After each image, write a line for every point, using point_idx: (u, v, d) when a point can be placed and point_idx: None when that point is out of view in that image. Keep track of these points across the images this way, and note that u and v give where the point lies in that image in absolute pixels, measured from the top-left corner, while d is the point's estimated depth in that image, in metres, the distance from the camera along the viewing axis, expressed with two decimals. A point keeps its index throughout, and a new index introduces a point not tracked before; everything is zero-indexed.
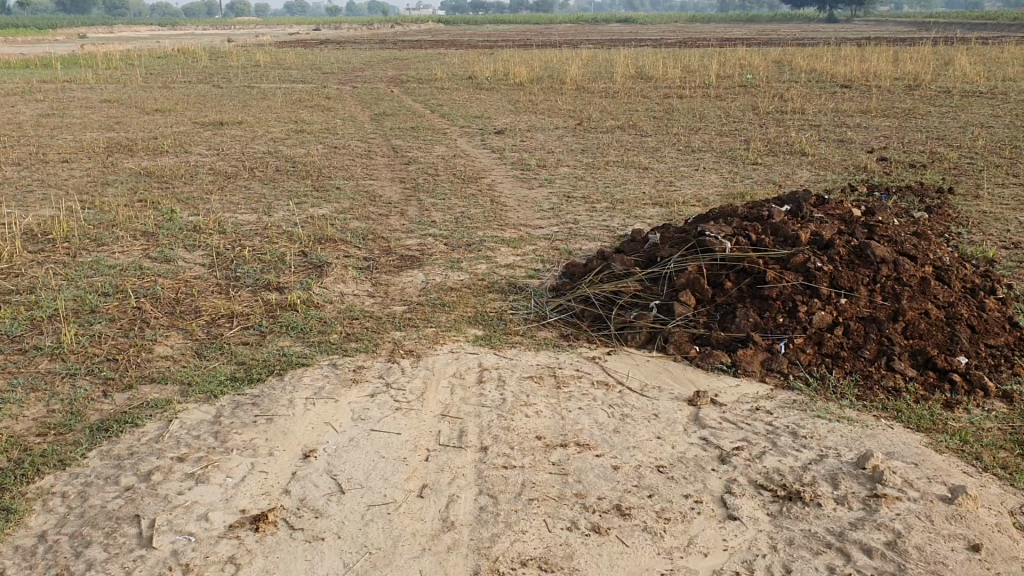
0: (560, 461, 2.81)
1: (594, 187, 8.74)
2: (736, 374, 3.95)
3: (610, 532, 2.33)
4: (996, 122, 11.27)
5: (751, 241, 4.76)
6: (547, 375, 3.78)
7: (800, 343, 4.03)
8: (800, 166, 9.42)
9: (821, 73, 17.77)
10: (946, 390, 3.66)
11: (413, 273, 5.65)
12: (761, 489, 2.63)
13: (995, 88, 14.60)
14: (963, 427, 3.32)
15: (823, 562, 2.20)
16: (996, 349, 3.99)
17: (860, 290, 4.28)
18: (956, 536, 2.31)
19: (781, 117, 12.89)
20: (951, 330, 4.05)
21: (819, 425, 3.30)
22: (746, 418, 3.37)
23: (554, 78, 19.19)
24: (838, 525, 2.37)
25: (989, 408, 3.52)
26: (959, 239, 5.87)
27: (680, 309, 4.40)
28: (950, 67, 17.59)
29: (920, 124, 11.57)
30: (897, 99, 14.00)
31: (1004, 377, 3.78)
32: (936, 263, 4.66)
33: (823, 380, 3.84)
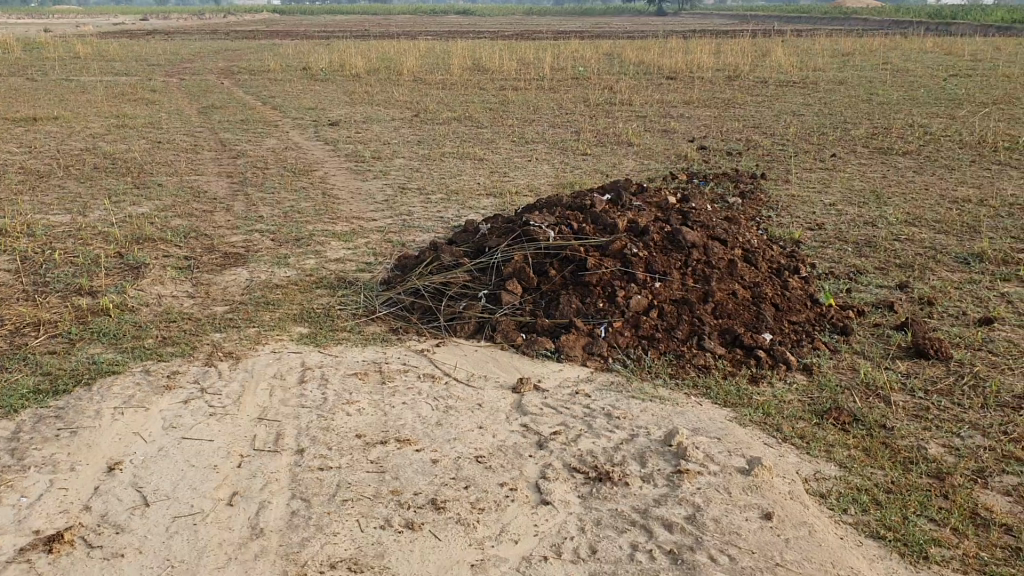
0: (378, 458, 2.78)
1: (428, 178, 8.74)
2: (559, 359, 4.03)
3: (422, 527, 2.33)
4: (806, 110, 11.97)
5: (572, 229, 4.87)
6: (371, 370, 3.74)
7: (619, 327, 4.16)
8: (626, 155, 9.72)
9: (647, 66, 18.39)
10: (752, 365, 3.87)
11: (237, 271, 5.49)
12: (573, 471, 2.70)
13: (806, 78, 15.52)
14: (766, 400, 3.51)
15: (628, 540, 2.29)
16: (798, 324, 4.24)
17: (673, 275, 4.46)
18: (751, 506, 2.46)
19: (610, 108, 13.27)
20: (757, 308, 4.27)
21: (633, 406, 3.41)
22: (566, 402, 3.45)
23: (390, 68, 19.05)
24: (643, 502, 2.48)
25: (790, 381, 3.74)
26: (769, 222, 6.20)
27: (507, 298, 4.44)
28: (765, 59, 18.55)
29: (738, 113, 12.15)
30: (717, 89, 14.66)
31: (805, 351, 4.02)
32: (744, 247, 4.91)
33: (639, 360, 3.98)
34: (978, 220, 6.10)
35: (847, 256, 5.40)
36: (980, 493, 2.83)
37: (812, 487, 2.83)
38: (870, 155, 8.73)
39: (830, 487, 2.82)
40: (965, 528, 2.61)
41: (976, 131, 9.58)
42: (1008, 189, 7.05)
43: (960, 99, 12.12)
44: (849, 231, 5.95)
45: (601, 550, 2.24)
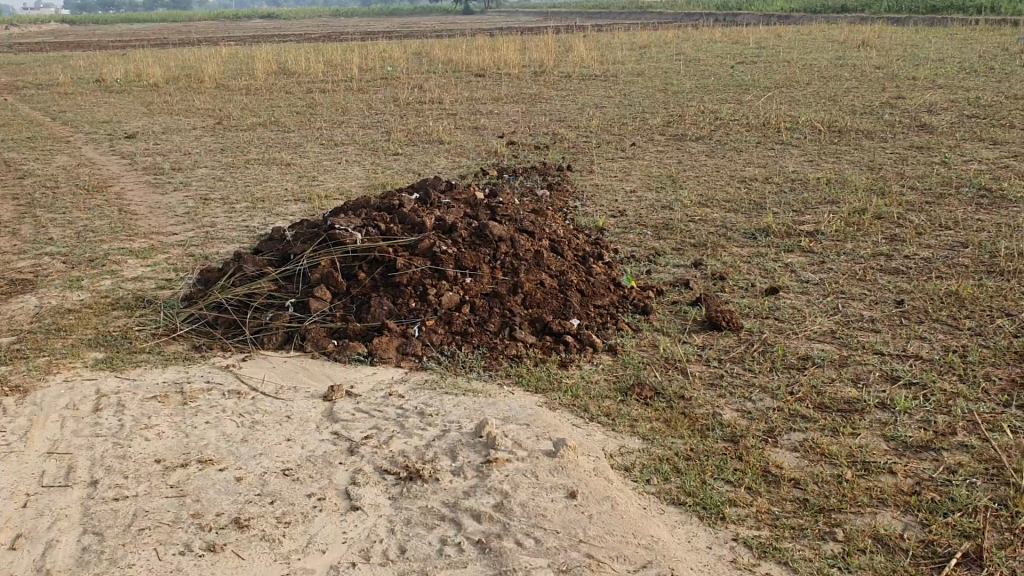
0: (179, 482, 2.67)
1: (233, 187, 8.45)
2: (372, 362, 3.99)
3: (224, 548, 2.26)
4: (607, 102, 12.39)
5: (380, 231, 4.83)
6: (173, 392, 3.57)
7: (431, 324, 4.16)
8: (436, 153, 9.75)
9: (456, 63, 18.51)
10: (562, 351, 3.97)
11: (25, 298, 5.12)
12: (384, 473, 2.68)
13: (607, 71, 16.06)
14: (575, 383, 3.61)
15: (437, 535, 2.33)
16: (604, 308, 4.39)
17: (482, 269, 4.50)
18: (557, 487, 2.57)
19: (420, 108, 13.26)
20: (564, 296, 4.38)
21: (446, 401, 3.43)
22: (378, 405, 3.42)
23: (191, 76, 18.30)
24: (452, 496, 2.52)
25: (598, 362, 3.86)
26: (575, 211, 6.39)
27: (316, 305, 4.35)
28: (569, 54, 19.06)
29: (544, 107, 12.43)
30: (524, 85, 14.94)
31: (610, 333, 4.17)
32: (550, 237, 5.02)
33: (453, 356, 4.00)
34: (764, 197, 6.50)
35: (647, 239, 5.64)
36: (770, 452, 3.01)
37: (617, 462, 2.93)
38: (667, 142, 9.13)
39: (634, 459, 2.94)
40: (757, 485, 2.78)
41: (761, 114, 10.20)
42: (791, 166, 7.55)
43: (747, 85, 12.86)
44: (649, 215, 6.21)
45: (409, 549, 2.28)
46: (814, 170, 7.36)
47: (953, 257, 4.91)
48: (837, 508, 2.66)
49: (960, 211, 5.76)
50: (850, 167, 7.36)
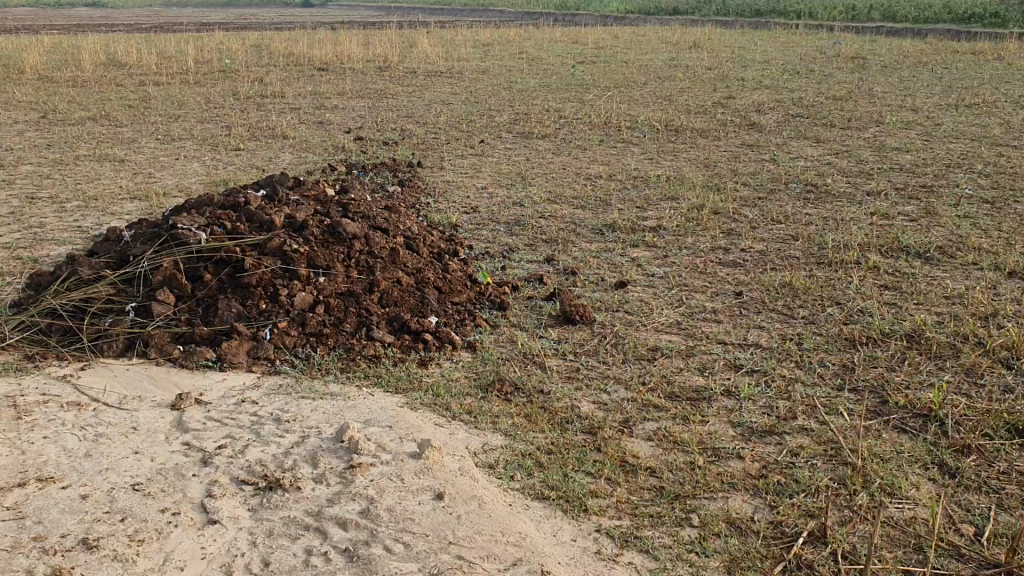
0: (17, 504, 2.48)
1: (61, 185, 7.95)
2: (222, 367, 3.84)
3: (72, 571, 2.13)
4: (454, 98, 12.41)
5: (226, 230, 4.64)
6: (4, 406, 3.32)
7: (284, 326, 4.04)
8: (281, 149, 9.49)
9: (298, 57, 18.06)
10: (420, 349, 3.95)
11: None
12: (242, 484, 2.59)
13: (452, 67, 16.08)
14: (435, 381, 3.60)
15: (302, 545, 2.28)
16: (461, 304, 4.39)
17: (336, 268, 4.41)
18: (423, 490, 2.56)
19: (262, 101, 12.88)
20: (421, 293, 4.36)
21: (303, 406, 3.34)
22: (230, 413, 3.30)
23: (7, 66, 17.08)
24: (315, 504, 2.47)
25: (457, 360, 3.87)
26: (427, 207, 6.36)
27: (159, 309, 4.13)
28: (413, 50, 18.96)
29: (390, 103, 12.32)
30: (369, 80, 14.75)
31: (468, 330, 4.18)
32: (404, 233, 4.98)
33: (308, 358, 3.90)
34: (610, 194, 6.67)
35: (500, 235, 5.68)
36: (627, 442, 3.09)
37: (480, 459, 2.94)
38: (513, 139, 9.23)
39: (498, 456, 2.96)
40: (617, 475, 2.85)
41: (603, 113, 10.47)
42: (633, 164, 7.78)
43: (588, 84, 13.17)
44: (500, 211, 6.25)
45: (274, 561, 2.21)
46: (655, 167, 7.61)
47: (786, 250, 5.18)
48: (692, 494, 2.76)
49: (790, 206, 6.08)
50: (688, 164, 7.65)
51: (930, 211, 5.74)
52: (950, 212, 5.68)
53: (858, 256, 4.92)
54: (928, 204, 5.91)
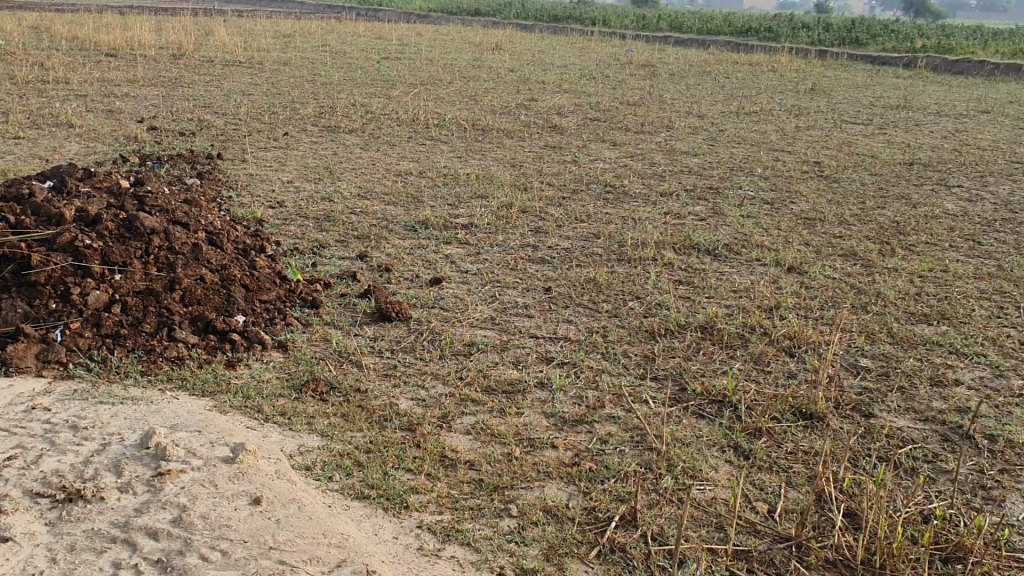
0: None
1: None
2: (7, 373, 3.53)
3: None
4: (255, 90, 12.01)
5: (8, 223, 4.27)
6: None
7: (77, 328, 3.76)
8: (67, 137, 8.86)
9: (81, 40, 16.90)
10: (227, 350, 3.81)
11: None
12: (37, 497, 2.41)
13: (252, 58, 15.55)
14: (245, 383, 3.48)
15: (109, 559, 2.16)
16: (270, 303, 4.25)
17: (134, 265, 4.16)
18: (238, 495, 2.48)
19: (42, 87, 11.95)
20: (227, 291, 4.18)
21: (102, 412, 3.14)
22: (19, 421, 3.05)
23: None
24: (122, 515, 2.33)
25: (267, 360, 3.76)
26: (230, 202, 6.13)
27: None
28: (209, 38, 18.19)
29: (186, 92, 11.76)
30: (162, 68, 14.02)
31: (278, 329, 4.07)
32: (207, 229, 4.78)
33: (105, 362, 3.67)
34: (419, 190, 6.67)
35: (308, 231, 5.56)
36: (445, 437, 3.10)
37: (296, 461, 2.87)
38: (320, 134, 9.05)
39: (315, 457, 2.90)
40: (436, 471, 2.85)
41: (409, 110, 10.45)
42: (440, 161, 7.82)
43: (393, 80, 13.12)
44: (308, 207, 6.11)
45: None
46: (463, 165, 7.68)
47: (589, 247, 5.36)
48: (511, 485, 2.81)
49: (593, 205, 6.30)
50: (495, 163, 7.77)
51: (718, 212, 6.10)
52: (736, 212, 6.06)
53: (655, 253, 5.17)
54: (715, 205, 6.29)
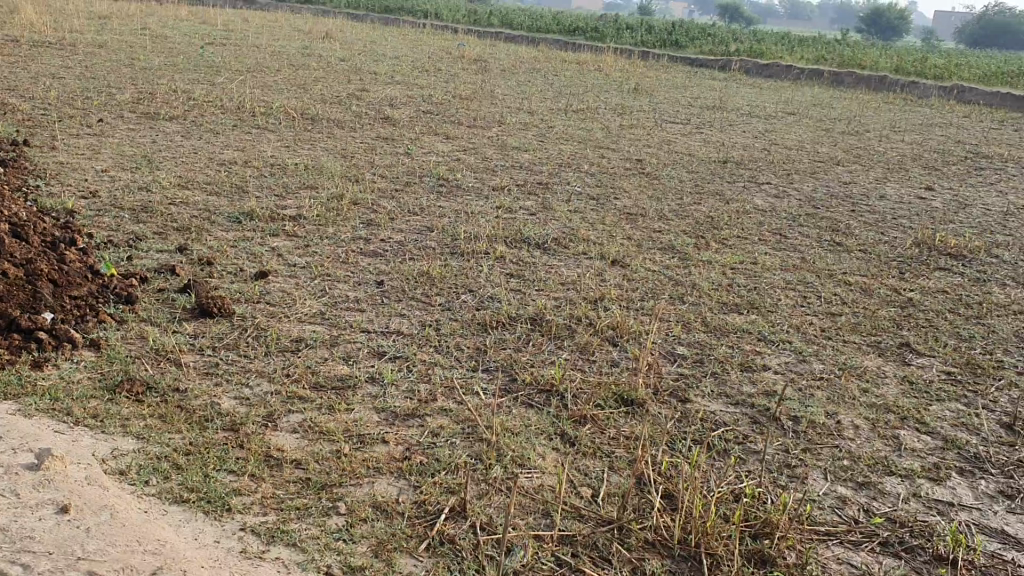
0: None
1: None
2: None
3: None
4: (65, 72, 11.25)
5: None
6: None
7: None
8: None
9: None
10: (33, 349, 3.54)
11: None
12: None
13: (62, 38, 14.56)
14: (53, 385, 3.25)
15: None
16: (80, 299, 3.97)
17: None
18: (43, 504, 2.34)
19: None
20: (32, 287, 3.87)
21: None
22: None
23: None
24: None
25: (78, 360, 3.53)
26: (36, 191, 5.72)
27: None
28: (13, 15, 16.91)
29: None
30: None
31: (90, 326, 3.83)
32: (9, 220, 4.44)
33: None
34: (245, 181, 6.44)
35: (124, 222, 5.27)
36: (271, 436, 3.00)
37: (109, 466, 2.71)
38: (137, 121, 8.57)
39: (130, 461, 2.76)
40: (261, 471, 2.76)
41: (235, 98, 10.07)
42: (268, 151, 7.58)
43: (218, 66, 12.61)
44: (124, 197, 5.78)
45: None
46: (291, 155, 7.47)
47: (420, 239, 5.32)
48: (339, 483, 2.73)
49: (424, 197, 6.26)
50: (325, 154, 7.60)
51: (547, 206, 6.21)
52: (563, 207, 6.18)
53: (486, 247, 5.18)
54: (544, 199, 6.40)
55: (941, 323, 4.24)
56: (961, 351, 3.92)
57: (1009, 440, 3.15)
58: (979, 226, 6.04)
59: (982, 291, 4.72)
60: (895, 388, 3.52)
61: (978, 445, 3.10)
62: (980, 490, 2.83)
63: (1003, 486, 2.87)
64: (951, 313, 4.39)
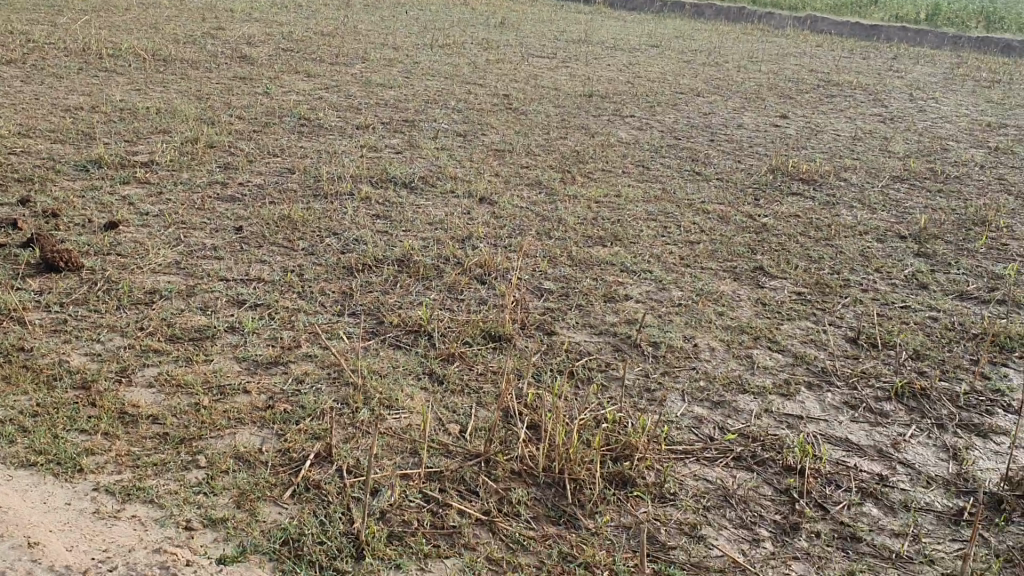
0: None
1: None
2: None
3: None
4: None
5: None
6: None
7: None
8: None
9: None
10: None
11: None
12: None
13: None
14: None
15: None
16: None
17: None
18: None
19: None
20: None
21: None
22: None
23: None
24: None
25: None
26: None
27: None
28: None
29: None
30: None
31: None
32: None
33: None
34: (90, 127, 6.08)
35: None
36: (125, 392, 2.85)
37: None
38: None
39: None
40: (114, 428, 2.63)
41: (78, 38, 9.45)
42: (116, 95, 7.16)
43: (58, 4, 11.78)
44: None
45: None
46: (141, 99, 7.09)
47: (282, 181, 5.14)
48: (198, 436, 2.62)
49: (284, 138, 6.06)
50: (179, 96, 7.25)
51: (413, 143, 6.09)
52: (430, 144, 6.08)
53: (351, 188, 5.00)
54: (410, 136, 6.27)
55: (793, 246, 4.40)
56: (811, 272, 4.08)
57: (852, 354, 3.31)
58: (829, 151, 6.29)
59: (831, 214, 4.93)
60: (749, 311, 3.65)
61: (825, 360, 3.25)
62: (826, 402, 2.98)
63: (847, 397, 3.02)
64: (802, 236, 4.56)
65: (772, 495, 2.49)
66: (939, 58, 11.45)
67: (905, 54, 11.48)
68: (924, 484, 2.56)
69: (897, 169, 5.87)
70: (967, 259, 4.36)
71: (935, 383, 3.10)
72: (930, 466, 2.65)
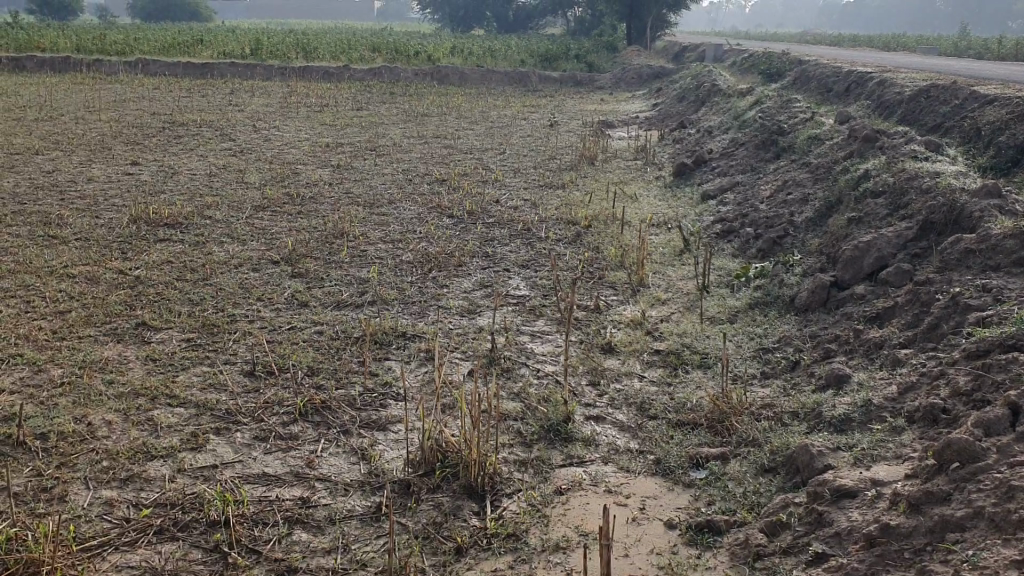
0: None
1: None
2: None
3: None
4: None
5: None
6: None
7: None
8: None
9: None
10: None
11: None
12: None
13: None
14: None
15: None
16: None
17: None
18: None
19: None
20: None
21: None
22: None
23: None
24: None
25: None
26: None
27: None
28: None
29: None
30: None
31: None
32: None
33: None
34: None
35: None
36: None
37: None
38: None
39: None
40: None
41: None
42: None
43: None
44: None
45: None
46: None
47: None
48: None
49: None
50: None
51: None
52: None
53: None
54: None
55: (172, 294, 4.28)
56: (195, 316, 4.01)
57: (253, 386, 3.35)
58: (188, 192, 6.26)
59: (204, 254, 4.90)
60: (140, 370, 3.45)
61: (227, 401, 3.23)
62: (237, 442, 2.97)
63: (257, 431, 3.04)
64: (179, 281, 4.46)
65: (203, 557, 2.38)
66: (271, 88, 12.16)
67: (240, 89, 11.96)
68: (344, 492, 2.70)
69: (256, 200, 6.08)
70: (335, 271, 4.69)
71: (332, 394, 3.29)
72: (344, 474, 2.80)
